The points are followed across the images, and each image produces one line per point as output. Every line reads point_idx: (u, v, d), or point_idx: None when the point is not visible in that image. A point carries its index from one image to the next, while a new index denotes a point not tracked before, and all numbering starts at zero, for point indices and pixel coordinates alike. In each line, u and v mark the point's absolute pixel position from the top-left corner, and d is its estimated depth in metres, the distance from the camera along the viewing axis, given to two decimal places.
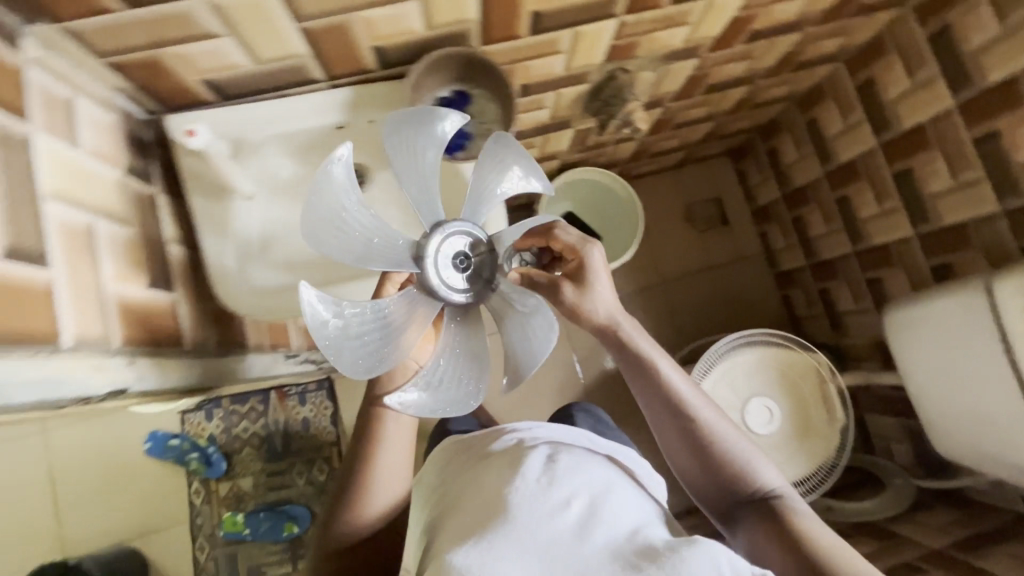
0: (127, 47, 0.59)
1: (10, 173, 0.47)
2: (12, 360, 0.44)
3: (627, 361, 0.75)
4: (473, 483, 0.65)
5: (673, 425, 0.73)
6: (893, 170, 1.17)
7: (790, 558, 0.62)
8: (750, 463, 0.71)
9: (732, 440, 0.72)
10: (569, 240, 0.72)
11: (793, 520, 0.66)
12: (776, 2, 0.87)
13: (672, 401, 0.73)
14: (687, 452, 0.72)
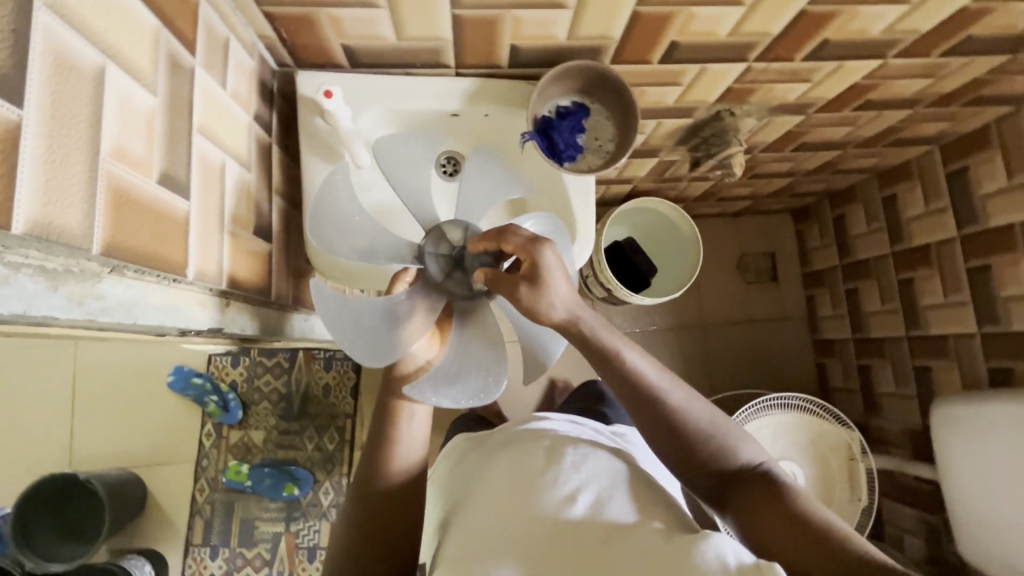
0: (290, 1, 0.60)
1: (177, 101, 0.48)
2: (144, 283, 0.45)
3: (581, 347, 0.66)
4: (483, 481, 0.70)
5: (644, 418, 0.67)
6: (971, 265, 1.15)
7: (786, 539, 0.58)
8: (726, 441, 0.67)
9: (706, 419, 0.67)
10: (521, 239, 0.59)
11: (779, 492, 0.62)
12: (901, 77, 0.87)
13: (640, 390, 0.66)
14: (664, 445, 0.67)
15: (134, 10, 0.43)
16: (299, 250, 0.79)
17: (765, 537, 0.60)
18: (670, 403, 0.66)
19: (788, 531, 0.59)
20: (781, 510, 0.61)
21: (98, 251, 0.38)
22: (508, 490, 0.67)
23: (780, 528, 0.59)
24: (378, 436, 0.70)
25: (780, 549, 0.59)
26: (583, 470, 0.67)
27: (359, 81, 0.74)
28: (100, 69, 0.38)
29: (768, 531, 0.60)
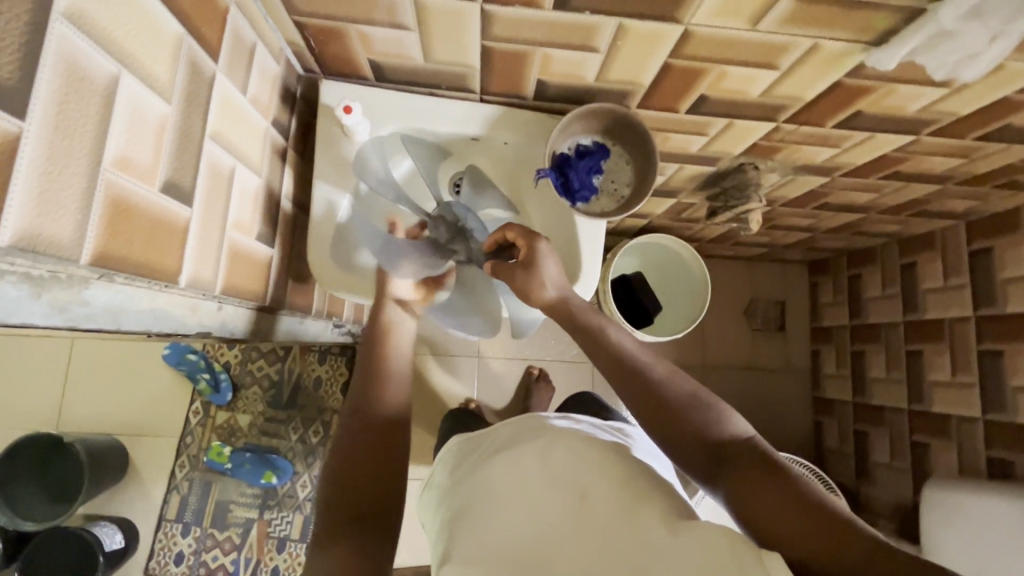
0: (321, 14, 0.60)
1: (191, 107, 0.48)
2: (134, 289, 0.44)
3: (574, 328, 0.70)
4: (490, 485, 0.63)
5: (624, 392, 0.62)
6: (981, 347, 1.11)
7: (775, 514, 0.48)
8: (714, 412, 0.58)
9: (690, 391, 0.60)
10: (519, 230, 0.72)
11: (775, 465, 0.52)
12: (933, 154, 0.84)
13: (623, 363, 0.64)
14: (643, 419, 0.60)
15: (158, 18, 0.43)
16: (301, 254, 0.78)
17: (758, 515, 0.49)
18: (652, 374, 0.62)
19: (786, 506, 0.48)
20: (775, 485, 0.50)
21: (87, 261, 0.38)
22: (511, 484, 0.62)
23: (777, 503, 0.49)
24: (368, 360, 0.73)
25: (776, 529, 0.48)
26: (580, 457, 0.62)
27: (382, 95, 0.73)
28: (114, 78, 0.38)
29: (761, 507, 0.49)
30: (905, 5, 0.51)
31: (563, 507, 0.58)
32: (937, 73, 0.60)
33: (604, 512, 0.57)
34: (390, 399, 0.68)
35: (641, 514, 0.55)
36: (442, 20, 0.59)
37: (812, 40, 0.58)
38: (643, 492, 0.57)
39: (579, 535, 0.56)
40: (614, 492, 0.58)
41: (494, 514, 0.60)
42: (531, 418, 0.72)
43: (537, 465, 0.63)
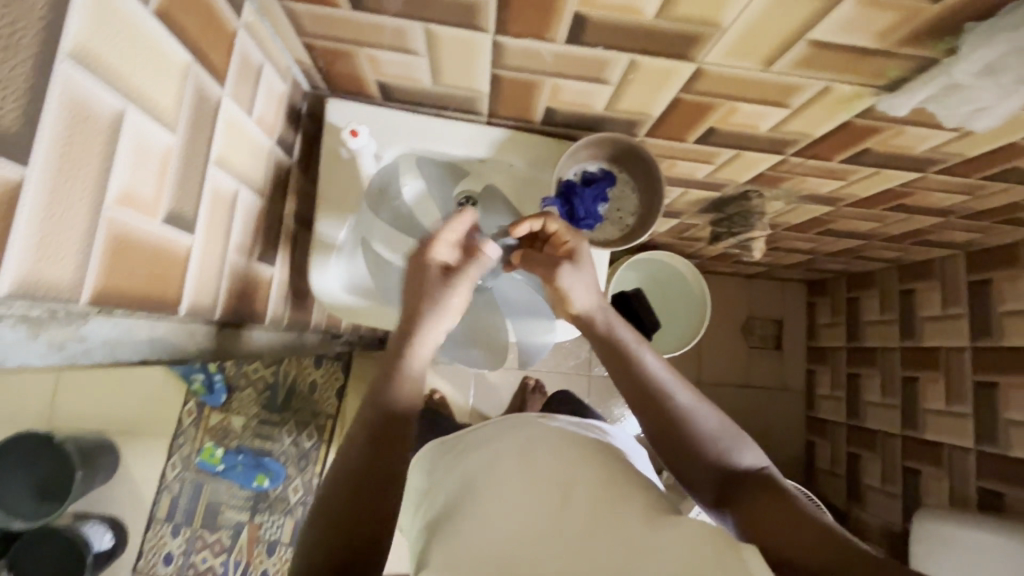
0: (330, 37, 0.59)
1: (196, 134, 0.48)
2: (133, 321, 0.43)
3: (598, 346, 0.67)
4: (477, 483, 0.63)
5: (643, 414, 0.62)
6: (977, 378, 1.10)
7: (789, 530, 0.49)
8: (732, 446, 0.59)
9: (712, 420, 0.60)
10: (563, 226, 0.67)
11: (788, 498, 0.53)
12: (938, 190, 0.84)
13: (645, 385, 0.62)
14: (662, 442, 0.60)
15: (165, 48, 0.42)
16: (301, 270, 0.78)
17: (770, 543, 0.49)
18: (676, 399, 0.61)
19: (801, 532, 0.48)
20: (790, 515, 0.51)
21: (86, 300, 0.37)
22: (495, 485, 0.62)
23: (790, 529, 0.49)
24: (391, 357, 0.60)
25: (793, 549, 0.48)
26: (567, 460, 0.62)
27: (389, 115, 0.73)
28: (118, 114, 0.38)
29: (777, 535, 0.49)
30: (919, 55, 0.51)
31: (546, 506, 0.58)
32: (948, 120, 0.59)
33: (584, 511, 0.56)
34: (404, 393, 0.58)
35: (622, 514, 0.55)
36: (452, 47, 0.58)
37: (824, 83, 0.57)
38: (624, 489, 0.58)
39: (562, 534, 0.55)
40: (595, 492, 0.58)
41: (478, 512, 0.59)
42: (519, 419, 0.72)
43: (521, 466, 0.62)
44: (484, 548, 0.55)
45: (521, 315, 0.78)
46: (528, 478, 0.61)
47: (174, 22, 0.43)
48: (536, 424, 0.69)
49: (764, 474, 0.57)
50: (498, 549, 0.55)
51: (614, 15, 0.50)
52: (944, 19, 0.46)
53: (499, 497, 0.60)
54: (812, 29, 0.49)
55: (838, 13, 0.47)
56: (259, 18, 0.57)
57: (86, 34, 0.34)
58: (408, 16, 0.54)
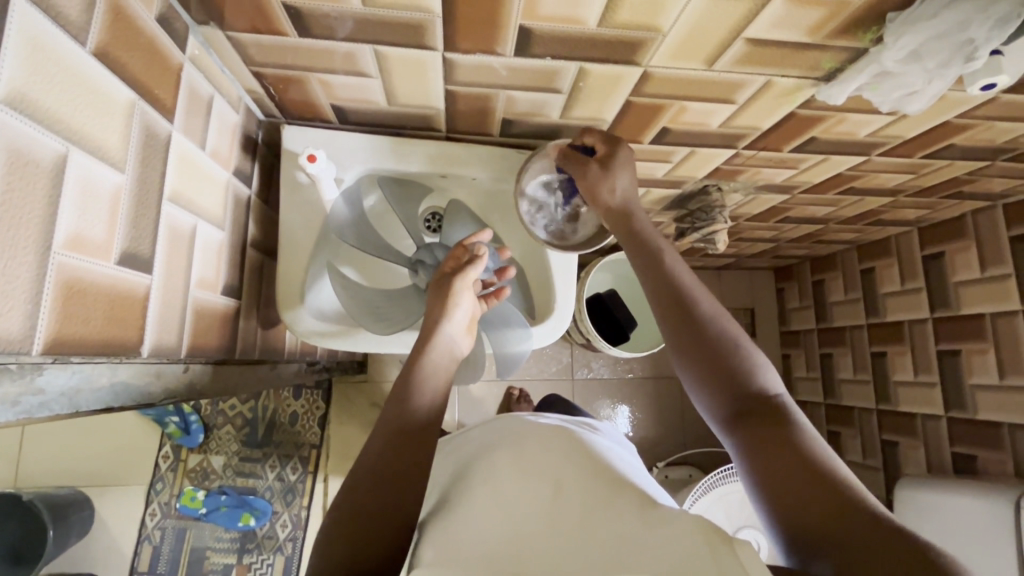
0: (279, 64, 0.59)
1: (147, 172, 0.47)
2: (93, 367, 0.41)
3: (624, 238, 0.64)
4: (478, 476, 0.63)
5: (664, 315, 0.58)
6: (940, 347, 1.15)
7: (791, 468, 0.46)
8: (750, 370, 0.54)
9: (735, 337, 0.56)
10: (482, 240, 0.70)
11: (801, 435, 0.49)
12: (884, 171, 0.88)
13: (673, 287, 0.58)
14: (680, 345, 0.56)
15: (107, 87, 0.42)
16: (269, 298, 0.77)
17: (774, 469, 0.47)
18: (701, 309, 0.57)
19: (802, 475, 0.45)
20: (794, 454, 0.47)
21: (38, 351, 0.36)
22: (488, 480, 0.61)
23: (791, 469, 0.46)
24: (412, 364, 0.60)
25: (782, 500, 0.45)
26: (558, 457, 0.63)
27: (347, 137, 0.72)
28: (61, 157, 0.37)
29: (775, 472, 0.47)
30: (849, 46, 0.53)
31: (538, 501, 0.58)
32: (883, 106, 0.62)
33: (576, 504, 0.57)
34: (426, 402, 0.58)
35: (617, 505, 0.55)
36: (404, 67, 0.59)
37: (765, 78, 0.59)
38: (616, 483, 0.59)
39: (559, 526, 0.55)
40: (585, 485, 0.58)
41: (470, 508, 0.58)
42: (505, 421, 0.73)
43: (512, 464, 0.63)
44: (479, 545, 0.54)
45: (497, 328, 0.77)
46: (519, 473, 0.61)
47: (115, 61, 0.43)
48: (524, 422, 0.71)
49: (776, 403, 0.52)
50: (494, 547, 0.54)
51: (559, 26, 0.51)
52: (868, 12, 0.49)
53: (493, 492, 0.60)
54: (747, 28, 0.51)
55: (770, 11, 0.49)
56: (205, 50, 0.57)
57: (21, 78, 0.34)
58: (358, 40, 0.54)
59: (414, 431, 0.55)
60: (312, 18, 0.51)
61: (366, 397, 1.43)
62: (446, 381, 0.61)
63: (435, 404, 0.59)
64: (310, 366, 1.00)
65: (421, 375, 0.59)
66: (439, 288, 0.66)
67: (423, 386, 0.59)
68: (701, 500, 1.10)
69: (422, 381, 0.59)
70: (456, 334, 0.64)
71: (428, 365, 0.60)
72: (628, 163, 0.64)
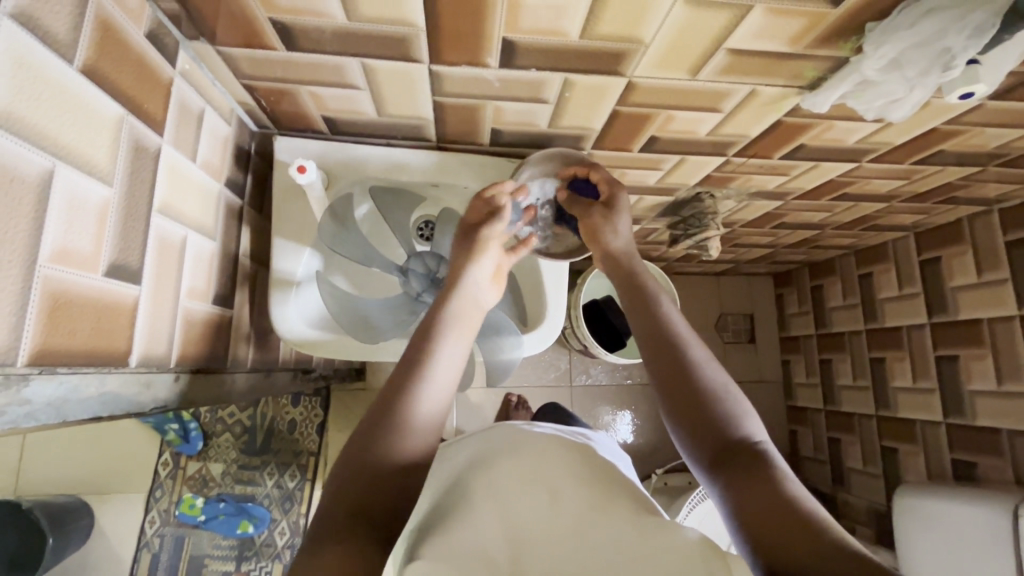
0: (269, 78, 0.60)
1: (135, 184, 0.48)
2: (80, 378, 0.42)
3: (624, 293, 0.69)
4: (475, 479, 0.62)
5: (654, 362, 0.61)
6: (939, 353, 1.14)
7: (773, 507, 0.48)
8: (733, 415, 0.56)
9: (721, 384, 0.59)
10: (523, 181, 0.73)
11: (783, 477, 0.50)
12: (877, 177, 0.88)
13: (667, 333, 0.62)
14: (666, 391, 0.59)
15: (95, 103, 0.43)
16: (262, 307, 0.77)
17: (755, 508, 0.49)
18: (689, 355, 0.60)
19: (784, 514, 0.47)
20: (776, 494, 0.49)
21: (23, 362, 0.37)
22: (486, 485, 0.61)
23: (773, 509, 0.48)
24: (393, 401, 0.55)
25: (765, 535, 0.47)
26: (557, 460, 0.63)
27: (338, 148, 0.73)
28: (47, 172, 0.38)
29: (758, 509, 0.48)
30: (831, 55, 0.54)
31: (537, 506, 0.59)
32: (868, 114, 0.62)
33: (574, 509, 0.58)
34: (412, 451, 0.54)
35: (611, 515, 0.57)
36: (391, 79, 0.59)
37: (750, 87, 0.60)
38: (607, 492, 0.60)
39: (558, 532, 0.57)
40: (584, 492, 0.60)
41: (470, 510, 0.58)
42: (501, 428, 0.69)
43: (509, 469, 0.62)
44: (480, 545, 0.55)
45: (488, 335, 0.78)
46: (517, 479, 0.61)
47: (103, 77, 0.44)
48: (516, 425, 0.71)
49: (759, 447, 0.54)
50: (494, 551, 0.55)
51: (541, 38, 0.52)
52: (847, 22, 0.49)
53: (490, 498, 0.59)
54: (729, 38, 0.52)
55: (749, 22, 0.49)
56: (196, 64, 0.58)
57: (6, 97, 0.34)
58: (345, 54, 0.55)
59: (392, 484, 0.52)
60: (301, 33, 0.52)
61: (364, 404, 1.43)
62: (442, 417, 0.57)
63: (420, 450, 0.54)
64: (306, 373, 1.01)
65: (409, 422, 0.54)
66: (465, 242, 0.68)
67: (411, 428, 0.54)
68: (698, 507, 1.09)
69: (412, 424, 0.54)
70: (480, 285, 0.67)
71: (421, 408, 0.55)
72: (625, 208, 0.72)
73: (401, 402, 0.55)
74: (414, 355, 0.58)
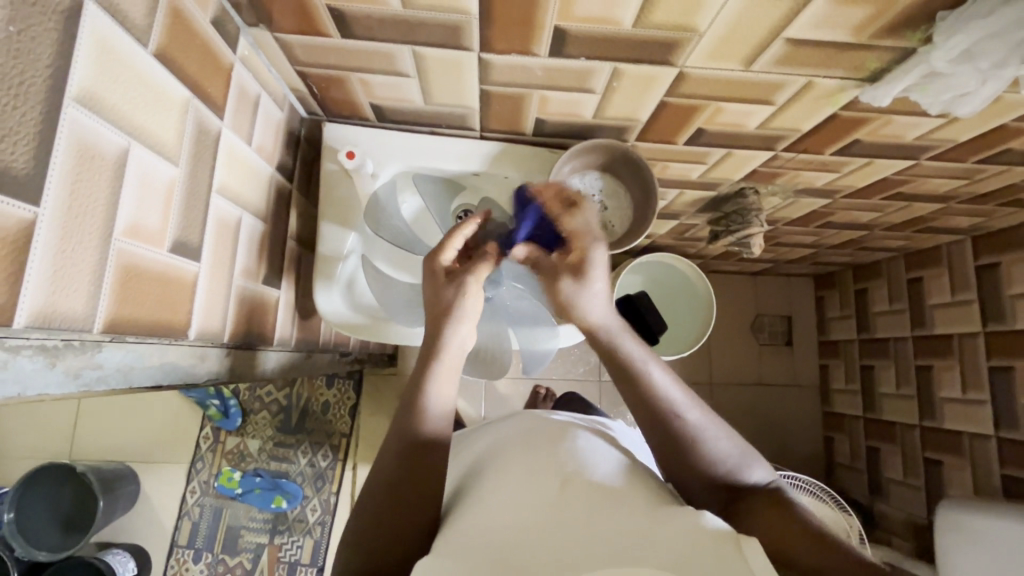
0: (321, 64, 0.61)
1: (198, 165, 0.50)
2: (146, 347, 0.45)
3: (604, 359, 0.66)
4: (494, 475, 0.62)
5: (650, 426, 0.61)
6: (992, 363, 1.08)
7: (797, 532, 0.49)
8: (738, 463, 0.59)
9: (720, 440, 0.60)
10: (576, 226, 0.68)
11: (798, 510, 0.53)
12: (935, 176, 0.84)
13: (656, 396, 0.61)
14: (671, 448, 0.60)
15: (164, 85, 0.45)
16: (306, 290, 0.80)
17: (779, 542, 0.49)
18: (683, 414, 0.60)
19: (813, 543, 0.48)
20: (796, 520, 0.51)
21: (99, 329, 0.39)
22: (500, 479, 0.60)
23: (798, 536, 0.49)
24: (411, 396, 0.61)
25: (796, 555, 0.48)
26: (567, 452, 0.62)
27: (383, 135, 0.75)
28: (123, 151, 0.40)
29: (786, 536, 0.49)
30: (896, 45, 0.51)
31: (545, 495, 0.56)
32: (933, 108, 0.60)
33: (584, 497, 0.55)
34: (432, 426, 0.60)
35: (622, 505, 0.54)
36: (441, 67, 0.60)
37: (806, 78, 0.58)
38: (625, 482, 0.58)
39: (563, 520, 0.53)
40: (596, 479, 0.57)
41: (481, 504, 0.57)
42: (523, 417, 0.74)
43: (526, 462, 0.62)
44: (490, 539, 0.52)
45: (526, 324, 0.81)
46: (528, 470, 0.60)
47: (172, 61, 0.46)
48: (537, 418, 0.72)
49: (773, 489, 0.57)
50: (500, 539, 0.52)
51: (594, 27, 0.52)
52: (917, 10, 0.47)
53: (500, 492, 0.58)
54: (787, 28, 0.50)
55: (810, 11, 0.48)
56: (255, 51, 0.60)
57: (90, 77, 0.36)
58: (397, 41, 0.56)
59: (405, 480, 0.57)
60: (354, 20, 0.53)
61: (394, 388, 1.46)
62: (453, 401, 0.63)
63: (441, 426, 0.60)
64: (344, 356, 1.03)
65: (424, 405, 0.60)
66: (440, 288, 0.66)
67: (429, 418, 0.60)
68: None
69: (430, 416, 0.60)
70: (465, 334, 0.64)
71: (434, 405, 0.60)
72: (602, 270, 0.66)
73: (416, 411, 0.60)
74: (410, 391, 0.62)
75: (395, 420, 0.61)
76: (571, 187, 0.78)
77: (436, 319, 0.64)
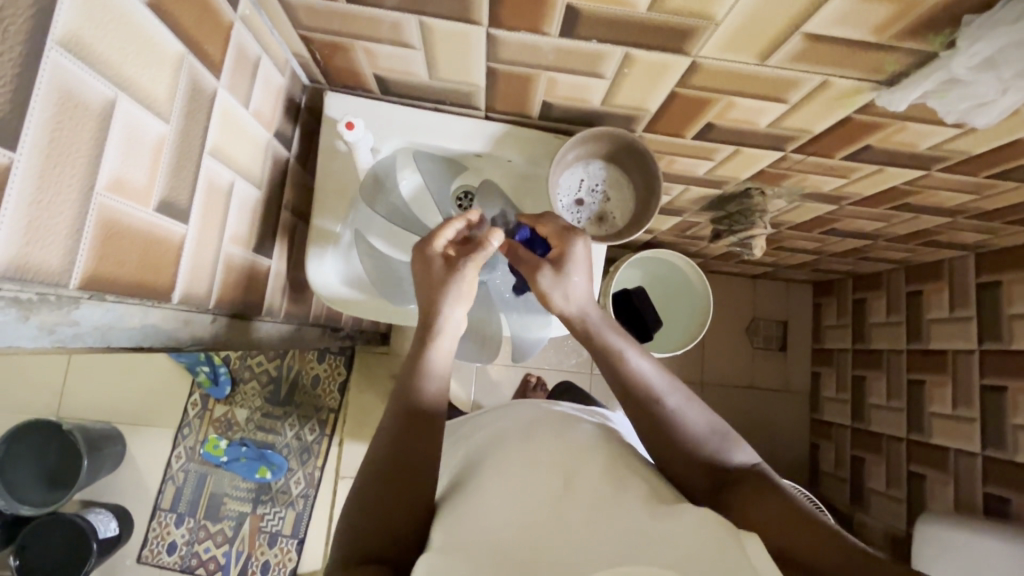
0: (324, 29, 0.59)
1: (189, 124, 0.49)
2: (125, 307, 0.44)
3: (592, 350, 0.65)
4: (491, 463, 0.61)
5: (636, 417, 0.61)
6: (984, 381, 1.08)
7: (780, 515, 0.49)
8: (723, 446, 0.59)
9: (704, 426, 0.59)
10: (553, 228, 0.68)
11: (782, 491, 0.52)
12: (946, 188, 0.82)
13: (638, 386, 0.61)
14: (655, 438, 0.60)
15: (157, 38, 0.43)
16: (299, 261, 0.79)
17: (770, 535, 0.49)
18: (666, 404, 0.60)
19: (801, 531, 0.47)
20: (781, 503, 0.51)
21: (75, 285, 0.38)
22: (496, 467, 0.59)
23: (784, 523, 0.49)
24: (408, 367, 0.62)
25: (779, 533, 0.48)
26: (564, 443, 0.61)
27: (386, 108, 0.73)
28: (109, 102, 0.38)
29: (774, 517, 0.49)
30: (917, 49, 0.50)
31: (545, 490, 0.55)
32: (948, 116, 0.59)
33: (585, 494, 0.54)
34: (430, 389, 0.61)
35: (622, 502, 0.53)
36: (447, 40, 0.58)
37: (822, 77, 0.56)
38: (621, 476, 0.57)
39: (561, 516, 0.52)
40: (595, 476, 0.56)
41: (476, 493, 0.56)
42: (524, 405, 0.73)
43: (522, 451, 0.61)
44: (485, 534, 0.51)
45: (516, 309, 0.80)
46: (527, 458, 0.59)
47: (166, 13, 0.44)
48: (536, 409, 0.71)
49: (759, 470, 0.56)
50: (499, 534, 0.51)
51: (607, 7, 0.50)
52: (941, 12, 0.45)
53: (493, 480, 0.58)
54: (806, 22, 0.48)
55: (831, 6, 0.46)
56: (256, 11, 0.58)
57: (76, 23, 0.35)
58: (404, 9, 0.54)
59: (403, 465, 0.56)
60: None
61: (386, 367, 1.46)
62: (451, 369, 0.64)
63: (439, 390, 0.61)
64: (334, 332, 1.02)
65: (423, 370, 0.61)
66: (431, 271, 0.63)
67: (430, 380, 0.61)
68: None
69: (428, 381, 0.61)
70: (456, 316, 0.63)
71: (433, 371, 0.62)
72: (583, 262, 0.67)
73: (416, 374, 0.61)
74: (408, 360, 0.62)
75: (390, 400, 0.61)
76: (575, 172, 0.76)
77: (425, 300, 0.63)
